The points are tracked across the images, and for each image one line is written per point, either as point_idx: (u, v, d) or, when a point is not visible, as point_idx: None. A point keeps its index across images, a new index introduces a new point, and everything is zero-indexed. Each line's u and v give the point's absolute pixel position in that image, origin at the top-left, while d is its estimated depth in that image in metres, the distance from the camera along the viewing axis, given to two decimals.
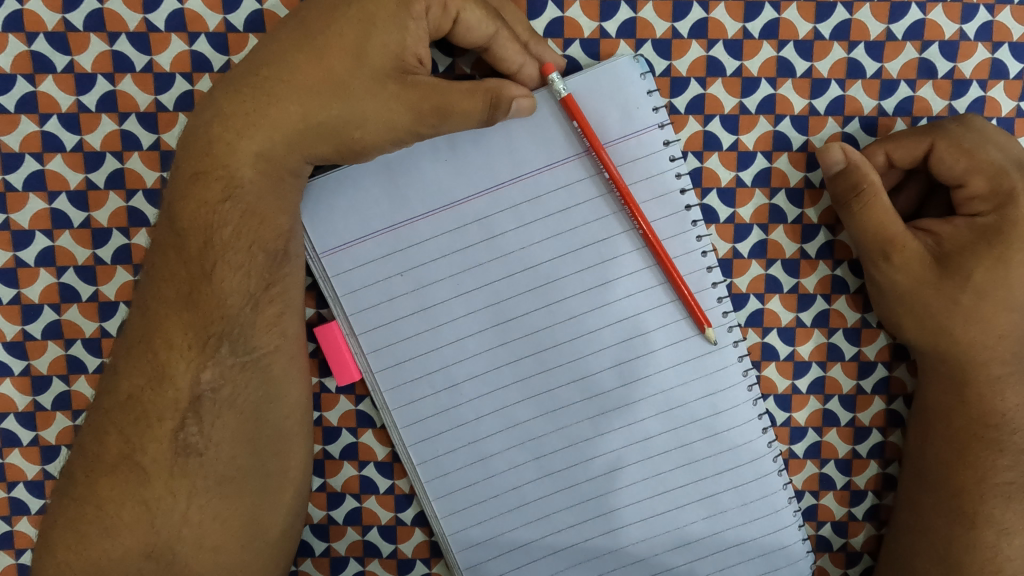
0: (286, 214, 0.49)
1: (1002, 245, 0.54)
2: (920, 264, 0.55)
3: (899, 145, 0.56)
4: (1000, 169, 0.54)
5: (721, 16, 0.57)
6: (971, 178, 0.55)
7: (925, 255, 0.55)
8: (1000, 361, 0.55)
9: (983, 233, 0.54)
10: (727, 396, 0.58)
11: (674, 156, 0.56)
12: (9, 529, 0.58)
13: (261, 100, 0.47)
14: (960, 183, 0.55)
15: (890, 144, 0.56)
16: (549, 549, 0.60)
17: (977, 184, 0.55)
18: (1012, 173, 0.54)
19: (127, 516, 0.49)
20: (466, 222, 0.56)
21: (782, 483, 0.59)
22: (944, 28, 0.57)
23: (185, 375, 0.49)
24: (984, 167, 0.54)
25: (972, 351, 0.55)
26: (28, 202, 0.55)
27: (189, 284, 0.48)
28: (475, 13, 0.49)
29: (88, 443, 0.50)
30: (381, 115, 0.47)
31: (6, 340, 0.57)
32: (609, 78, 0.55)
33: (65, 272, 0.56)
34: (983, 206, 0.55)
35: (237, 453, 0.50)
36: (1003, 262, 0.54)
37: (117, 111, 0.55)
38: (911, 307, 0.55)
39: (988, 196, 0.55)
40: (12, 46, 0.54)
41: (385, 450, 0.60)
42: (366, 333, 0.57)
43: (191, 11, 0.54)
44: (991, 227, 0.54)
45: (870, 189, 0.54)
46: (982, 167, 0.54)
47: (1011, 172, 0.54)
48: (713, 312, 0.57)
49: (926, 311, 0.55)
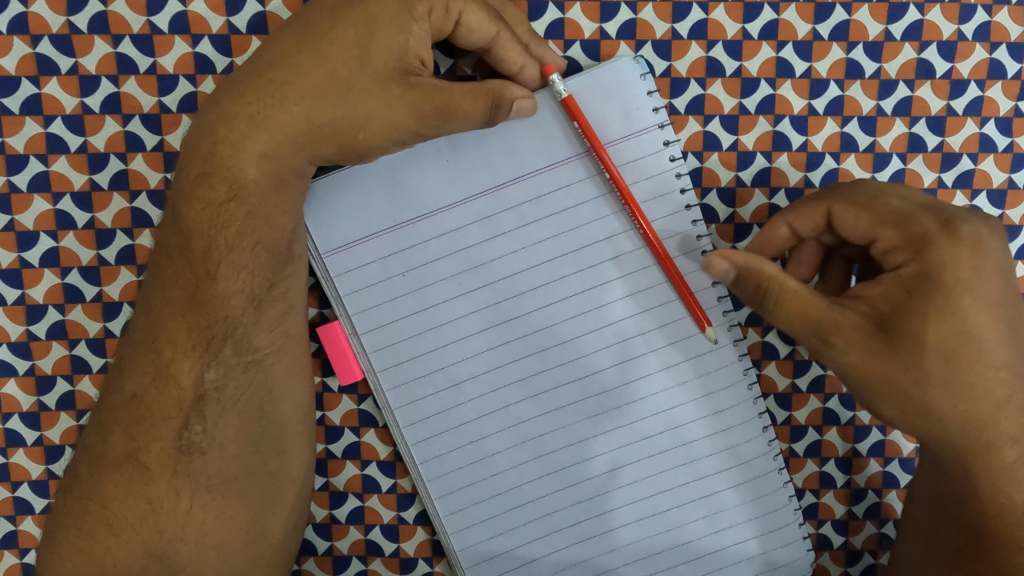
0: (289, 215, 0.49)
1: (939, 292, 0.47)
2: (862, 339, 0.48)
3: (798, 214, 0.54)
4: (902, 215, 0.49)
5: (721, 17, 0.57)
6: (880, 231, 0.50)
7: (863, 324, 0.48)
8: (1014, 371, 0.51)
9: (915, 285, 0.48)
10: (728, 395, 0.58)
11: (674, 156, 0.57)
12: (13, 528, 0.58)
13: (265, 102, 0.47)
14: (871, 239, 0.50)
15: (790, 215, 0.54)
16: (551, 548, 0.60)
17: (888, 236, 0.49)
18: (919, 216, 0.49)
19: (130, 515, 0.49)
20: (467, 222, 0.56)
21: (782, 481, 0.59)
22: (942, 28, 0.58)
23: (189, 375, 0.49)
24: (885, 218, 0.50)
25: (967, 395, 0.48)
26: (32, 203, 0.56)
27: (193, 284, 0.49)
28: (477, 15, 0.49)
29: (92, 442, 0.50)
30: (384, 116, 0.48)
31: (10, 340, 0.57)
32: (609, 79, 0.56)
33: (69, 273, 0.56)
34: (903, 256, 0.49)
35: (240, 453, 0.50)
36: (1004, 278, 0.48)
37: (121, 112, 0.55)
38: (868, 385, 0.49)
39: (904, 245, 0.49)
40: (16, 48, 0.54)
41: (388, 449, 0.60)
42: (368, 333, 0.57)
43: (194, 13, 0.54)
44: (919, 277, 0.47)
45: (771, 285, 0.50)
46: (885, 218, 0.50)
47: (919, 215, 0.49)
48: (713, 311, 0.58)
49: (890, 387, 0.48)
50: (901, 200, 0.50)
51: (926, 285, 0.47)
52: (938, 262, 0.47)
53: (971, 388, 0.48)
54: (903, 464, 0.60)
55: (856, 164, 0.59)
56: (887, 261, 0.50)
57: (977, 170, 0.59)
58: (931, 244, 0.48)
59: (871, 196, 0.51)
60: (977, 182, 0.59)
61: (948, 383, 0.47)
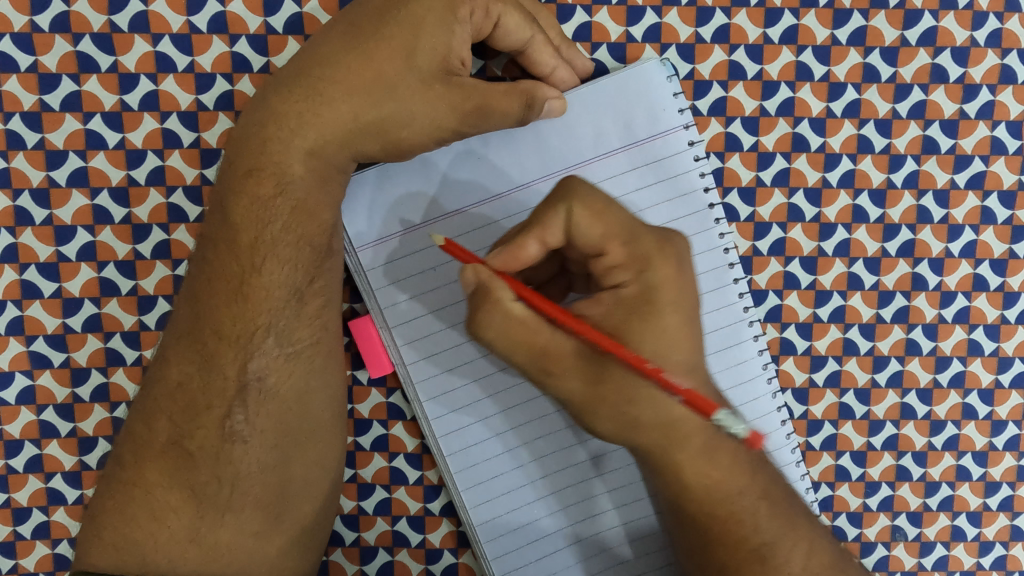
0: (331, 210, 0.51)
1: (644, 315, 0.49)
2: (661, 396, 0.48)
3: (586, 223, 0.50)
4: (631, 230, 0.50)
5: (742, 22, 0.59)
6: (608, 245, 0.49)
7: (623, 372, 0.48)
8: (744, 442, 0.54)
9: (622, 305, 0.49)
10: (748, 389, 0.61)
11: (699, 156, 0.59)
12: (45, 519, 0.59)
13: (313, 100, 0.49)
14: (599, 253, 0.50)
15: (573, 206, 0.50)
16: (571, 541, 0.61)
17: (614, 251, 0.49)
18: (641, 236, 0.50)
19: (174, 501, 0.50)
20: (505, 216, 0.58)
21: (798, 473, 0.63)
22: (955, 35, 0.60)
23: (233, 365, 0.50)
24: (616, 232, 0.50)
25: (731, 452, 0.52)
26: (71, 199, 0.57)
27: (239, 276, 0.50)
28: (514, 18, 0.51)
29: (137, 429, 0.51)
30: (427, 114, 0.49)
31: (45, 333, 0.58)
32: (636, 80, 0.58)
33: (106, 267, 0.57)
34: (624, 275, 0.49)
35: (279, 443, 0.51)
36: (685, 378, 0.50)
37: (159, 110, 0.56)
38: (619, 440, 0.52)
39: (626, 263, 0.49)
40: (58, 46, 0.56)
41: (415, 442, 0.62)
42: (398, 326, 0.59)
43: (233, 14, 0.55)
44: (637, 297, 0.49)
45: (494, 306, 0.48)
46: (614, 231, 0.50)
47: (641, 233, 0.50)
48: (734, 307, 0.61)
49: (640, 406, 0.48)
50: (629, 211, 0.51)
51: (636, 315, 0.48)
52: (655, 283, 0.49)
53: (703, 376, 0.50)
54: (915, 457, 0.64)
55: (872, 165, 0.61)
56: (609, 281, 0.50)
57: (988, 172, 0.61)
58: (650, 264, 0.49)
59: (605, 203, 0.50)
60: (988, 184, 0.61)
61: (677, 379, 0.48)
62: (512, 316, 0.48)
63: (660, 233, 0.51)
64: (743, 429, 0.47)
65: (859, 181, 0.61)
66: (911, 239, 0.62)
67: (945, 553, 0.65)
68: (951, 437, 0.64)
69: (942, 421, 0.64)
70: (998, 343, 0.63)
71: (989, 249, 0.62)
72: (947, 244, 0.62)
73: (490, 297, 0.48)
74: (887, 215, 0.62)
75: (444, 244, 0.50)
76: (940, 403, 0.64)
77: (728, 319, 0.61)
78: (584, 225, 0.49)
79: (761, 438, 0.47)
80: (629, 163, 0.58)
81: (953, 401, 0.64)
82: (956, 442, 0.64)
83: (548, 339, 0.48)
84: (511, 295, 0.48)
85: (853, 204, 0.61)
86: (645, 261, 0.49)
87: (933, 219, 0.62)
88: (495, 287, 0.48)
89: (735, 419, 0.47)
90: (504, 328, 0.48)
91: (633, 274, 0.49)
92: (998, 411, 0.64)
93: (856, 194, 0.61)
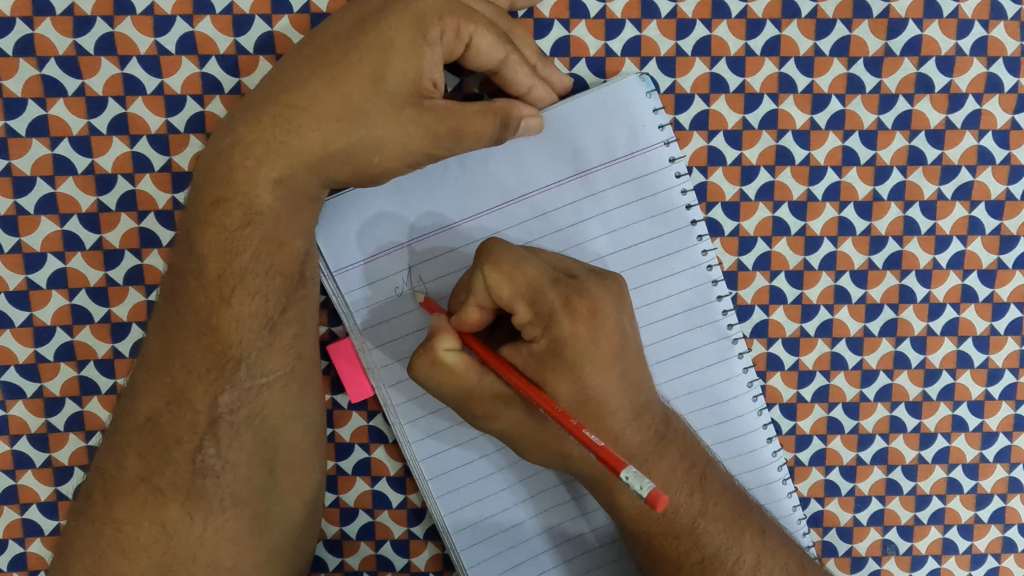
0: (302, 237, 0.50)
1: (562, 362, 0.51)
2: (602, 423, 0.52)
3: (506, 275, 0.50)
4: (538, 287, 0.51)
5: (723, 33, 0.58)
6: (517, 304, 0.51)
7: (569, 402, 0.51)
8: (701, 460, 0.56)
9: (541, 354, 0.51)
10: (733, 406, 0.61)
11: (679, 172, 0.58)
12: (21, 551, 0.58)
13: (281, 128, 0.48)
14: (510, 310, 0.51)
15: (487, 266, 0.50)
16: (559, 560, 0.61)
17: (522, 311, 0.51)
18: (548, 291, 0.51)
19: (143, 539, 0.49)
20: (464, 244, 0.57)
21: (785, 491, 0.62)
22: (940, 43, 0.59)
23: (203, 399, 0.50)
24: (523, 291, 0.50)
25: (685, 470, 0.54)
26: (39, 225, 0.56)
27: (207, 308, 0.49)
28: (487, 38, 0.50)
29: (106, 465, 0.50)
30: (397, 139, 0.48)
31: (17, 362, 0.57)
32: (615, 97, 0.57)
33: (78, 294, 0.56)
34: (535, 331, 0.51)
35: (252, 476, 0.50)
36: (631, 408, 0.53)
37: (128, 133, 0.55)
38: (575, 461, 0.54)
39: (535, 320, 0.51)
40: (23, 70, 0.54)
41: (398, 465, 0.60)
42: (376, 349, 0.58)
43: (201, 34, 0.54)
44: (545, 349, 0.51)
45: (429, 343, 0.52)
46: (522, 290, 0.50)
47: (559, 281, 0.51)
48: (718, 324, 0.60)
49: (590, 422, 0.52)
50: (540, 264, 0.51)
51: (553, 359, 0.51)
52: (565, 336, 0.51)
53: (637, 407, 0.53)
54: (905, 471, 0.63)
55: (857, 177, 0.60)
56: (525, 334, 0.52)
57: (975, 182, 0.60)
58: (556, 320, 0.51)
59: (514, 263, 0.50)
60: (975, 194, 0.60)
61: (607, 412, 0.52)
62: (442, 363, 0.51)
63: (570, 284, 0.52)
64: (645, 488, 0.44)
65: (844, 194, 0.60)
66: (898, 251, 0.61)
67: (936, 566, 0.64)
68: (941, 450, 0.63)
69: (931, 434, 0.63)
70: (987, 354, 0.62)
71: (977, 260, 0.61)
72: (935, 255, 0.61)
73: (427, 343, 0.52)
74: (874, 227, 0.61)
75: (422, 301, 0.55)
76: (930, 416, 0.63)
77: (711, 336, 0.60)
78: (494, 289, 0.50)
79: (662, 498, 0.43)
80: (609, 180, 0.57)
81: (943, 414, 0.63)
82: (946, 455, 0.63)
83: (478, 378, 0.52)
84: (448, 343, 0.51)
85: (839, 217, 0.60)
86: (551, 317, 0.51)
87: (919, 231, 0.61)
88: (436, 334, 0.52)
89: (642, 476, 0.45)
90: (435, 372, 0.52)
91: (542, 329, 0.51)
92: (989, 423, 0.63)
93: (841, 206, 0.60)
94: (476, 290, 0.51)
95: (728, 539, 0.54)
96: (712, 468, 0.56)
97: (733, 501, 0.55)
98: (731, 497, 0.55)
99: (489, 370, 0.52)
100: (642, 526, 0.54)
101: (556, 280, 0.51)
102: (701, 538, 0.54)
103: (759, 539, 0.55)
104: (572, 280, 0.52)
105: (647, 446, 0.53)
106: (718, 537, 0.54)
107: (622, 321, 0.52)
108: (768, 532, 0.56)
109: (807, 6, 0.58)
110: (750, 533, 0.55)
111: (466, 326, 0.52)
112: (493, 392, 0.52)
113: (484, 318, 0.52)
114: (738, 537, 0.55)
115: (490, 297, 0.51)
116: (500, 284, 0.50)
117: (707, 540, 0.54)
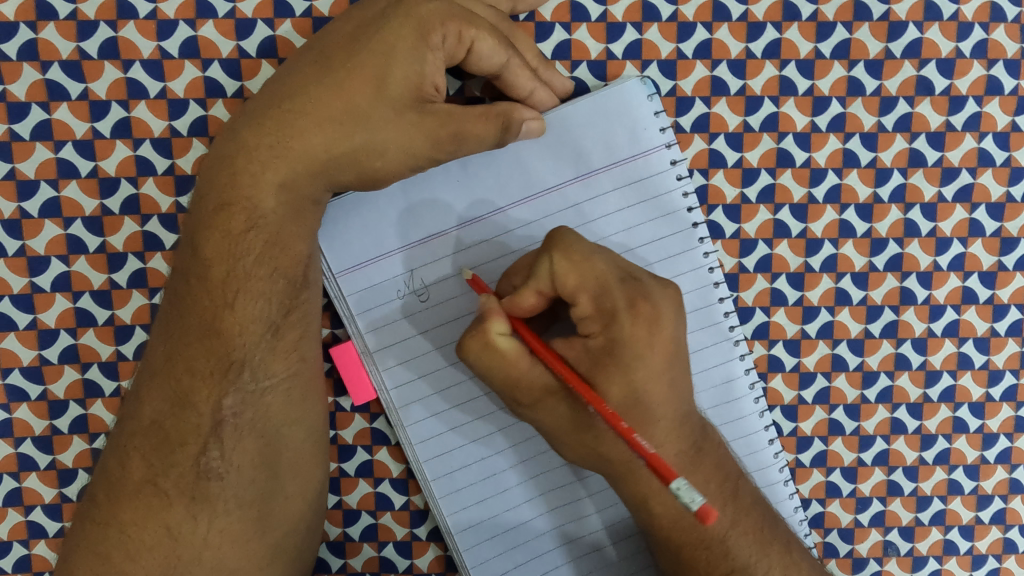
0: (306, 241, 0.50)
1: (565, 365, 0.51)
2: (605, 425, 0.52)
3: (573, 268, 0.51)
4: (604, 283, 0.51)
5: (724, 36, 0.58)
6: (579, 297, 0.51)
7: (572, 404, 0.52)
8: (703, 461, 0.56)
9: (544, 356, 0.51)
10: (735, 407, 0.61)
11: (681, 175, 0.58)
12: (26, 553, 0.58)
13: (285, 132, 0.48)
14: (571, 302, 0.52)
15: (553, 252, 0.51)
16: (568, 558, 0.61)
17: (584, 304, 0.51)
18: (614, 289, 0.51)
19: (148, 541, 0.49)
20: (466, 246, 0.57)
21: (787, 493, 0.62)
22: (940, 46, 0.59)
23: (207, 401, 0.50)
24: (589, 283, 0.51)
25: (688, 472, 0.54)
26: (43, 229, 0.56)
27: (210, 312, 0.49)
28: (488, 42, 0.50)
29: (111, 468, 0.51)
30: (401, 143, 0.48)
31: (21, 365, 0.57)
32: (616, 100, 0.57)
33: (82, 297, 0.56)
34: (592, 327, 0.51)
35: (256, 478, 0.51)
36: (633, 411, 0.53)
37: (132, 136, 0.55)
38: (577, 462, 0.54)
39: (594, 316, 0.51)
40: (27, 74, 0.55)
41: (400, 467, 0.61)
42: (379, 351, 0.58)
43: (205, 38, 0.54)
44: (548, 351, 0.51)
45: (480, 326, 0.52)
46: (587, 284, 0.51)
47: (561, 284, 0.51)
48: (720, 326, 0.60)
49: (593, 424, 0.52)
50: (608, 262, 0.52)
51: (607, 358, 0.51)
52: (623, 338, 0.51)
53: (679, 416, 0.53)
54: (906, 472, 0.63)
55: (858, 179, 0.60)
56: (581, 329, 0.52)
57: (976, 184, 0.60)
58: (618, 319, 0.51)
59: (584, 254, 0.51)
60: (976, 196, 0.61)
61: (650, 420, 0.51)
62: (494, 347, 0.52)
63: (636, 285, 0.52)
64: (696, 502, 0.45)
65: (845, 196, 0.60)
66: (899, 253, 0.61)
67: (938, 567, 0.64)
68: (942, 451, 0.63)
69: (932, 435, 0.63)
70: (988, 356, 0.62)
71: (978, 262, 0.61)
72: (936, 257, 0.61)
73: (480, 325, 0.52)
74: (875, 229, 0.61)
75: (469, 280, 0.55)
76: (931, 417, 0.63)
77: (713, 338, 0.60)
78: (558, 275, 0.51)
79: (712, 513, 0.44)
80: (611, 183, 0.58)
81: (944, 415, 0.63)
82: (947, 456, 0.63)
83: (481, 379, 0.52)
84: (501, 327, 0.52)
85: (840, 219, 0.61)
86: (613, 315, 0.51)
87: (920, 233, 0.61)
88: (488, 316, 0.52)
89: (692, 488, 0.46)
90: (485, 356, 0.52)
91: (600, 326, 0.51)
92: (990, 424, 0.63)
93: (842, 208, 0.61)
94: (539, 274, 0.51)
95: (757, 552, 0.54)
96: (744, 480, 0.56)
97: (761, 514, 0.55)
98: (757, 513, 0.55)
99: (491, 372, 0.52)
100: (673, 535, 0.54)
101: (623, 279, 0.52)
102: (731, 550, 0.54)
103: (785, 553, 0.55)
104: (639, 282, 0.52)
105: (684, 457, 0.53)
106: (747, 551, 0.54)
107: (677, 330, 0.52)
108: (794, 546, 0.56)
109: (808, 9, 0.58)
110: (777, 547, 0.55)
111: (518, 310, 0.52)
112: (514, 390, 0.53)
113: (539, 305, 0.52)
114: (766, 551, 0.55)
115: (552, 283, 0.51)
116: (564, 272, 0.51)
117: (736, 552, 0.54)
